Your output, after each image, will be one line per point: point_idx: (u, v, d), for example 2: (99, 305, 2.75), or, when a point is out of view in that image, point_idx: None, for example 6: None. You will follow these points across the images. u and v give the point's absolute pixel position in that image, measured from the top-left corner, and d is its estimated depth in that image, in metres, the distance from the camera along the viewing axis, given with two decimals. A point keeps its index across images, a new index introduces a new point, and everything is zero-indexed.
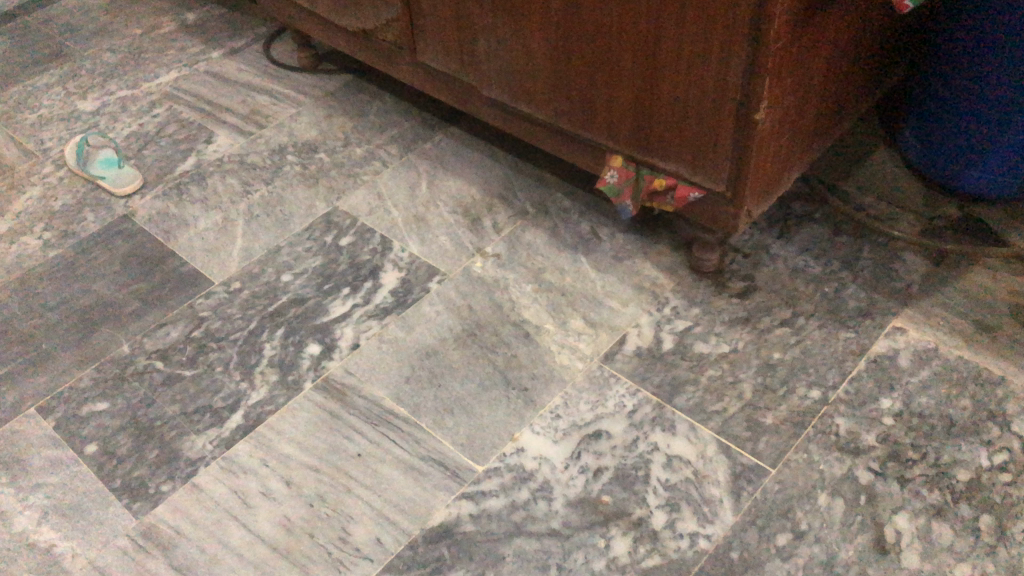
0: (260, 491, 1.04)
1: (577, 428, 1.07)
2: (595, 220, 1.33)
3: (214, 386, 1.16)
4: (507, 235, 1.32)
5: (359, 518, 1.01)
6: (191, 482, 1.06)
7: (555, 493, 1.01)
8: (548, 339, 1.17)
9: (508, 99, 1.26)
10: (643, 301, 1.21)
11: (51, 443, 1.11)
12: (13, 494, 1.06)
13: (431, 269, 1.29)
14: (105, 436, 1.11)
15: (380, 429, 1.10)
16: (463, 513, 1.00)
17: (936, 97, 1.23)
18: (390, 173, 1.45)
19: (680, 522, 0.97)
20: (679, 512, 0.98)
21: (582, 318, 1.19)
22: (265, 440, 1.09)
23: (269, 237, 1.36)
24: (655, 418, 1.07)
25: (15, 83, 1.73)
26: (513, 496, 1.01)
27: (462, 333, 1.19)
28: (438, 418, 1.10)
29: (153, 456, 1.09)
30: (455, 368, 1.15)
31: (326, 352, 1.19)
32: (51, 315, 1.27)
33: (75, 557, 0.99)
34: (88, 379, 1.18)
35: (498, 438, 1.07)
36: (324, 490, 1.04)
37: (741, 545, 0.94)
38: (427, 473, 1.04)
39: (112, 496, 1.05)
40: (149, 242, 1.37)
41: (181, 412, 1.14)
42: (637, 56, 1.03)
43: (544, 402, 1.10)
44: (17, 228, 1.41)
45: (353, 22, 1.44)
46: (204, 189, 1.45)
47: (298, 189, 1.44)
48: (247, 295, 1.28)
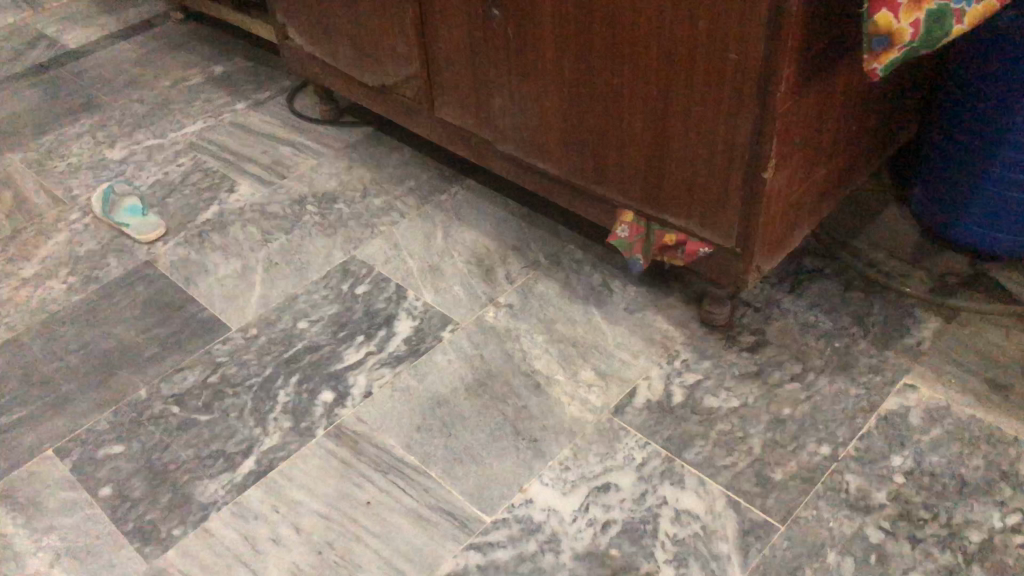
0: (270, 538, 1.05)
1: (586, 480, 1.07)
2: (607, 273, 1.35)
3: (228, 431, 1.18)
4: (520, 286, 1.34)
5: (367, 566, 1.01)
6: (202, 527, 1.07)
7: (563, 545, 1.01)
8: (559, 391, 1.18)
9: (522, 154, 1.30)
10: (654, 354, 1.22)
11: (66, 486, 1.13)
12: (27, 535, 1.07)
13: (444, 318, 1.31)
14: (120, 479, 1.13)
15: (391, 477, 1.10)
16: (470, 564, 1.00)
17: (943, 157, 1.25)
18: (406, 223, 1.48)
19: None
20: (688, 568, 0.97)
21: (593, 369, 1.20)
22: (276, 487, 1.10)
23: (287, 284, 1.39)
24: (664, 471, 1.07)
25: (46, 132, 1.79)
26: (520, 548, 1.01)
27: (473, 382, 1.21)
28: (448, 468, 1.11)
29: (166, 500, 1.10)
30: (466, 418, 1.16)
31: (339, 399, 1.21)
32: (72, 358, 1.30)
33: None
34: (106, 423, 1.20)
35: (507, 488, 1.07)
36: (333, 538, 1.04)
37: None
38: (436, 523, 1.05)
39: (124, 539, 1.06)
40: (170, 288, 1.40)
41: (195, 456, 1.15)
42: (648, 115, 1.06)
43: (553, 453, 1.11)
44: (42, 273, 1.45)
45: (374, 78, 1.49)
46: (225, 236, 1.49)
47: (317, 238, 1.47)
48: (264, 342, 1.30)
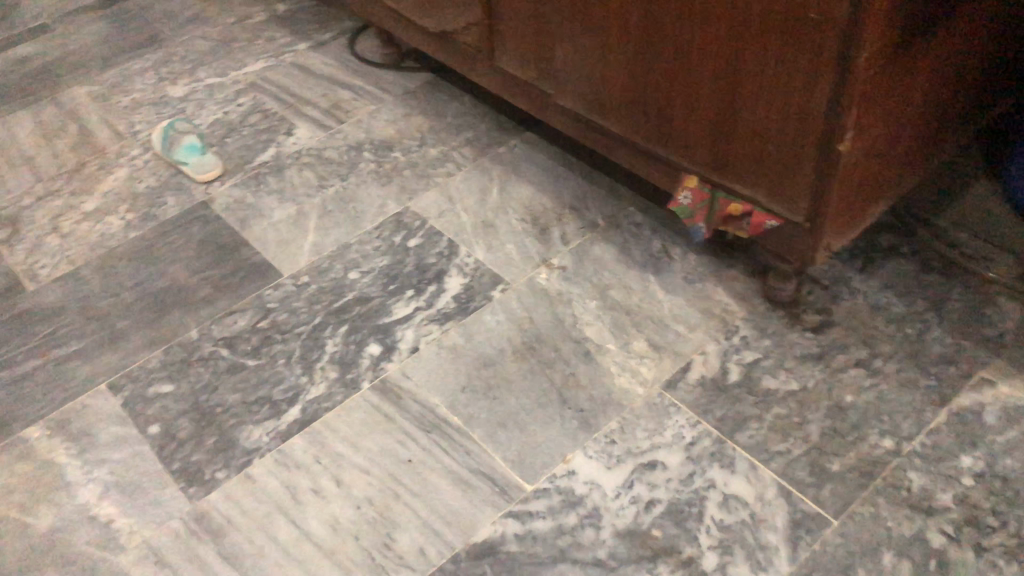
0: (311, 489, 1.05)
1: (632, 456, 1.04)
2: (668, 239, 1.29)
3: (274, 377, 1.18)
4: (576, 247, 1.30)
5: (405, 525, 1.00)
6: (245, 473, 1.07)
7: (604, 521, 0.99)
8: (609, 360, 1.14)
9: (583, 110, 1.24)
10: (712, 328, 1.17)
11: (117, 421, 1.14)
12: (78, 466, 1.09)
13: (496, 277, 1.27)
14: (168, 419, 1.14)
15: (432, 437, 1.09)
16: (507, 532, 0.99)
17: None
18: (463, 176, 1.44)
19: (732, 565, 0.93)
20: (732, 556, 0.94)
21: (646, 340, 1.16)
22: (319, 438, 1.10)
23: (341, 233, 1.37)
24: (714, 452, 1.03)
25: (111, 65, 1.79)
26: (560, 520, 0.99)
27: (522, 346, 1.18)
28: (491, 432, 1.09)
29: (211, 443, 1.11)
30: (512, 381, 1.14)
31: (386, 353, 1.19)
32: (127, 294, 1.31)
33: (132, 535, 1.02)
34: (157, 361, 1.21)
35: (550, 458, 1.05)
36: (373, 494, 1.04)
37: None
38: (475, 486, 1.03)
39: (169, 478, 1.07)
40: (224, 229, 1.40)
41: (242, 401, 1.15)
42: (718, 75, 0.99)
43: (599, 425, 1.08)
44: (102, 207, 1.46)
45: (434, 23, 1.44)
46: (282, 180, 1.47)
47: (372, 187, 1.44)
48: (314, 290, 1.29)
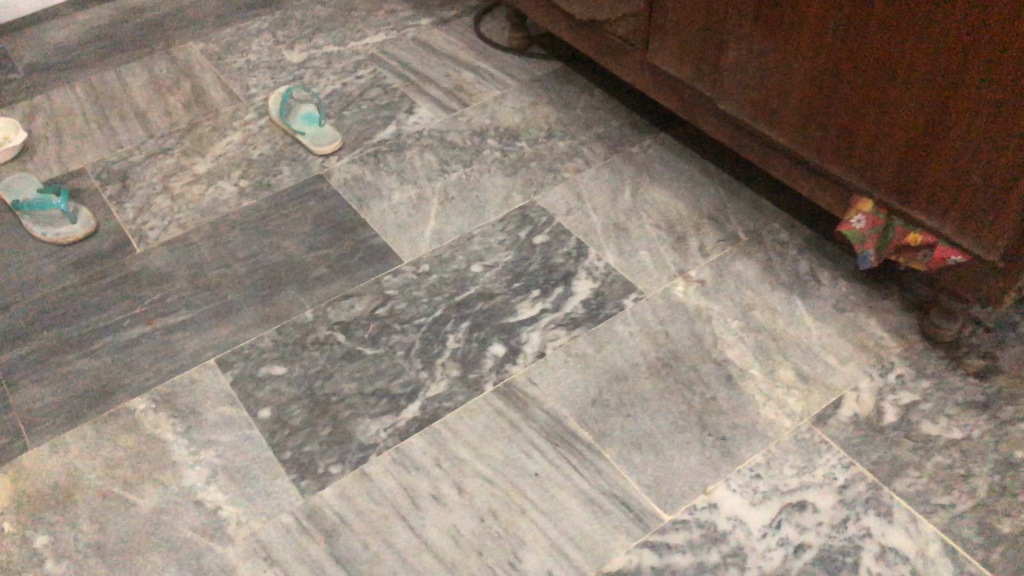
0: (430, 493, 0.98)
1: (779, 494, 0.96)
2: (815, 261, 1.21)
3: (393, 369, 1.12)
4: (714, 261, 1.22)
5: (532, 544, 0.92)
6: (361, 469, 1.01)
7: (749, 562, 0.90)
8: (752, 387, 1.06)
9: (747, 117, 1.16)
10: (864, 363, 1.08)
11: (226, 400, 1.09)
12: (186, 446, 1.04)
13: (628, 285, 1.20)
14: (280, 404, 1.08)
15: (561, 450, 1.02)
16: (644, 563, 0.90)
17: None
18: (591, 173, 1.37)
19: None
20: None
21: (793, 369, 1.08)
22: (439, 438, 1.04)
23: (463, 222, 1.31)
24: (870, 498, 0.95)
25: (227, 24, 1.74)
26: (701, 557, 0.91)
27: (656, 362, 1.10)
28: (624, 452, 1.01)
29: (325, 434, 1.05)
30: (647, 400, 1.06)
31: (510, 355, 1.13)
32: (239, 267, 1.26)
33: (239, 526, 0.96)
34: (270, 340, 1.16)
35: (689, 487, 0.97)
36: (496, 506, 0.96)
37: None
38: (608, 510, 0.95)
39: (280, 467, 1.01)
40: (341, 207, 1.34)
41: (358, 391, 1.09)
42: (923, 95, 0.90)
43: (742, 457, 0.99)
44: (215, 171, 1.41)
45: (582, 11, 1.36)
46: (401, 160, 1.41)
47: (496, 176, 1.37)
48: (435, 280, 1.22)
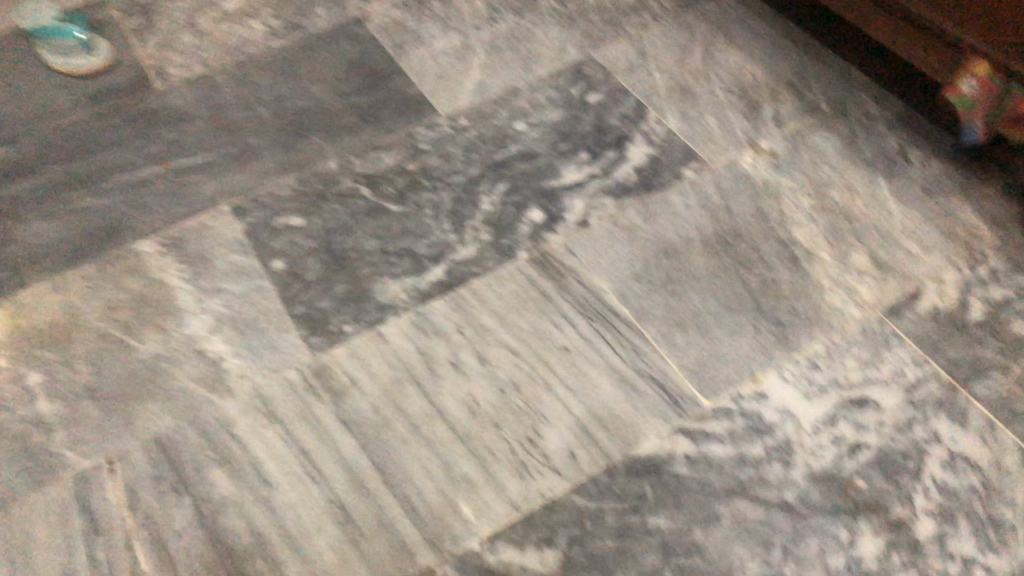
0: (449, 359, 0.89)
1: (839, 388, 0.83)
2: (907, 138, 1.05)
3: (419, 229, 1.01)
4: (789, 132, 1.07)
5: (555, 420, 0.83)
6: (377, 330, 0.92)
7: (795, 459, 0.79)
8: (821, 270, 0.93)
9: None
10: (954, 253, 0.94)
11: (237, 248, 1.00)
12: (192, 293, 0.96)
13: (688, 152, 1.07)
14: (295, 255, 1.00)
15: (594, 325, 0.91)
16: (677, 451, 0.80)
17: None
18: (658, 29, 1.22)
19: (953, 540, 0.73)
20: (953, 527, 0.74)
21: (870, 255, 0.94)
22: (463, 303, 0.94)
23: (509, 75, 1.17)
24: (943, 401, 0.82)
25: None
26: (742, 450, 0.80)
27: (713, 238, 0.97)
28: (666, 331, 0.89)
29: (342, 290, 0.96)
30: (698, 276, 0.94)
31: (548, 224, 1.01)
32: (262, 110, 1.15)
33: (242, 380, 0.89)
34: (289, 189, 1.06)
35: (736, 373, 0.85)
36: (520, 378, 0.87)
37: None
38: (642, 391, 0.85)
39: (290, 322, 0.94)
40: (375, 53, 1.22)
41: (380, 247, 1.00)
42: None
43: (800, 346, 0.87)
44: (245, 9, 1.30)
45: None
46: (447, 6, 1.28)
47: (550, 28, 1.23)
48: (473, 136, 1.11)
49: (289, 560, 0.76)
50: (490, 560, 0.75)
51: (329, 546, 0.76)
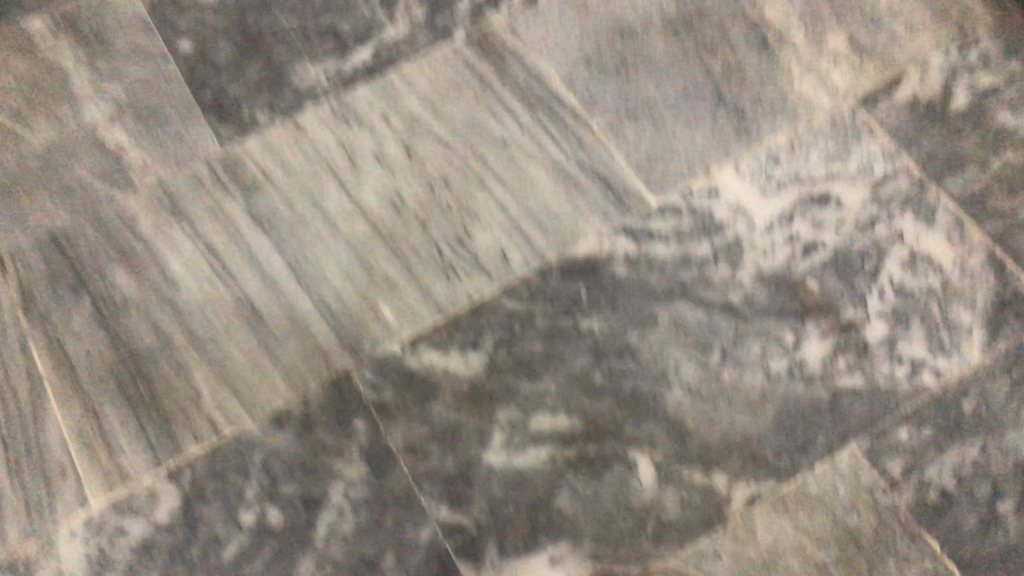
0: (371, 151, 0.80)
1: (799, 184, 0.75)
2: None
3: (347, 5, 0.89)
4: None
5: (488, 219, 0.75)
6: (292, 120, 0.82)
7: (744, 259, 0.71)
8: (792, 53, 0.82)
9: None
10: (943, 33, 0.82)
11: (141, 27, 0.88)
12: (88, 77, 0.85)
13: None
14: (202, 37, 0.88)
15: (537, 115, 0.80)
16: (616, 251, 0.73)
17: None
18: None
19: (903, 344, 0.67)
20: (905, 329, 0.67)
21: (848, 35, 0.83)
22: (391, 91, 0.83)
23: None
24: (909, 197, 0.74)
25: None
26: (687, 249, 0.72)
27: (673, 14, 0.85)
28: (614, 122, 0.79)
29: (256, 76, 0.85)
30: (655, 61, 0.83)
31: None
32: None
33: (143, 173, 0.80)
34: None
35: (687, 169, 0.76)
36: (451, 173, 0.78)
37: (978, 399, 0.64)
38: (584, 188, 0.76)
39: (197, 110, 0.83)
40: None
41: (301, 30, 0.88)
42: None
43: (761, 137, 0.78)
44: None
45: None
46: None
47: None
48: None
49: (195, 364, 0.69)
50: (411, 363, 0.68)
51: (237, 348, 0.70)
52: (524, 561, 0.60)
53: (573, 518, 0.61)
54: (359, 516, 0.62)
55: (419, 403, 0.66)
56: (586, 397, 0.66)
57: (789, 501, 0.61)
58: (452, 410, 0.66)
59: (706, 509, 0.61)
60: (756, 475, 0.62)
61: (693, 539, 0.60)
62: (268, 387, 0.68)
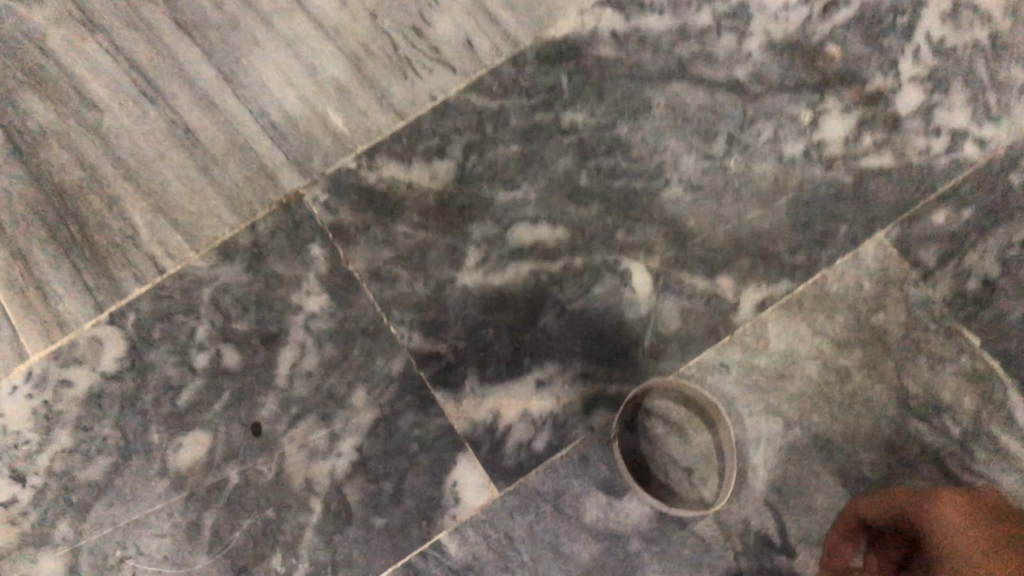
0: None
1: None
2: None
3: None
4: None
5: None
6: None
7: (753, 27, 0.57)
8: None
9: None
10: None
11: None
12: None
13: None
14: None
15: None
16: (601, 29, 0.57)
17: None
18: None
19: (942, 110, 0.55)
20: (944, 94, 0.55)
21: None
22: None
23: None
24: None
25: None
26: (687, 20, 0.57)
27: None
28: None
29: None
30: None
31: None
32: None
33: None
34: None
35: None
36: None
37: None
38: None
39: None
40: None
41: None
42: None
43: None
44: None
45: None
46: None
47: None
48: None
49: (128, 195, 0.56)
50: (368, 178, 0.57)
51: (176, 178, 0.57)
52: (507, 388, 0.54)
53: (562, 339, 0.54)
54: (323, 350, 0.54)
55: (380, 222, 0.56)
56: (570, 202, 0.56)
57: (806, 302, 0.53)
58: (419, 228, 0.56)
59: (711, 317, 0.54)
60: (767, 276, 0.54)
61: (696, 352, 0.53)
62: (209, 217, 0.56)
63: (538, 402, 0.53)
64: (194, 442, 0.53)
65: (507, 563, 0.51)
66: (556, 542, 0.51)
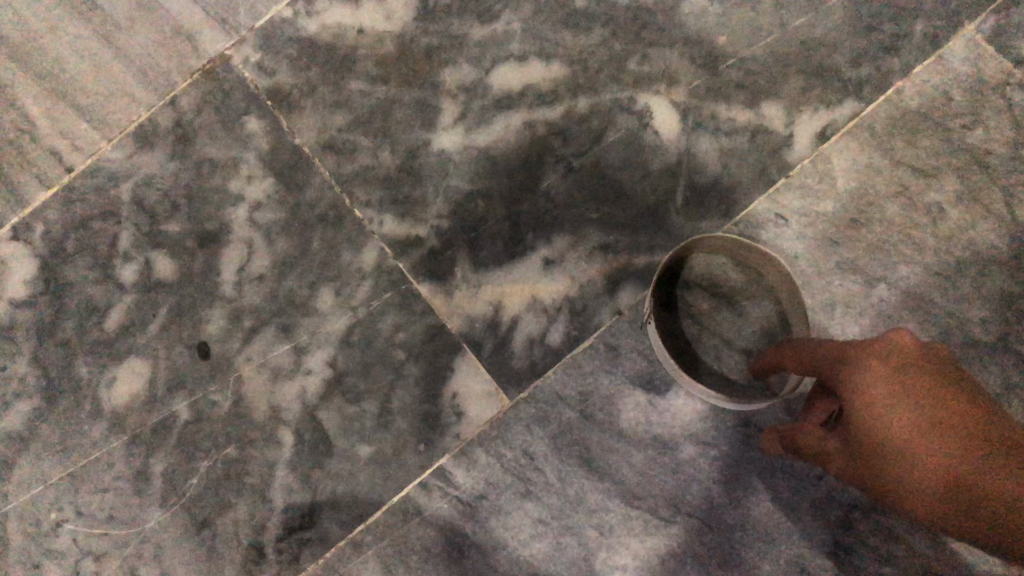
0: None
1: None
2: None
3: None
4: None
5: None
6: None
7: None
8: None
9: None
10: None
11: None
12: None
13: None
14: None
15: None
16: None
17: None
18: None
19: None
20: None
21: None
22: None
23: None
24: None
25: None
26: None
27: None
28: None
29: None
30: None
31: None
32: None
33: None
34: None
35: None
36: None
37: None
38: None
39: None
40: None
41: None
42: None
43: None
44: None
45: None
46: None
47: None
48: None
49: (11, 72, 0.42)
50: (307, 28, 0.44)
51: (68, 43, 0.43)
52: (508, 272, 0.43)
53: (570, 205, 0.43)
54: (275, 246, 0.43)
55: (327, 80, 0.44)
56: (565, 30, 0.44)
57: (879, 127, 0.43)
58: (378, 83, 0.44)
59: (758, 157, 0.43)
60: (824, 97, 0.43)
61: (744, 204, 0.43)
62: (121, 98, 0.43)
63: (547, 286, 0.43)
64: (130, 373, 0.42)
65: (528, 486, 0.42)
66: (586, 456, 0.42)
